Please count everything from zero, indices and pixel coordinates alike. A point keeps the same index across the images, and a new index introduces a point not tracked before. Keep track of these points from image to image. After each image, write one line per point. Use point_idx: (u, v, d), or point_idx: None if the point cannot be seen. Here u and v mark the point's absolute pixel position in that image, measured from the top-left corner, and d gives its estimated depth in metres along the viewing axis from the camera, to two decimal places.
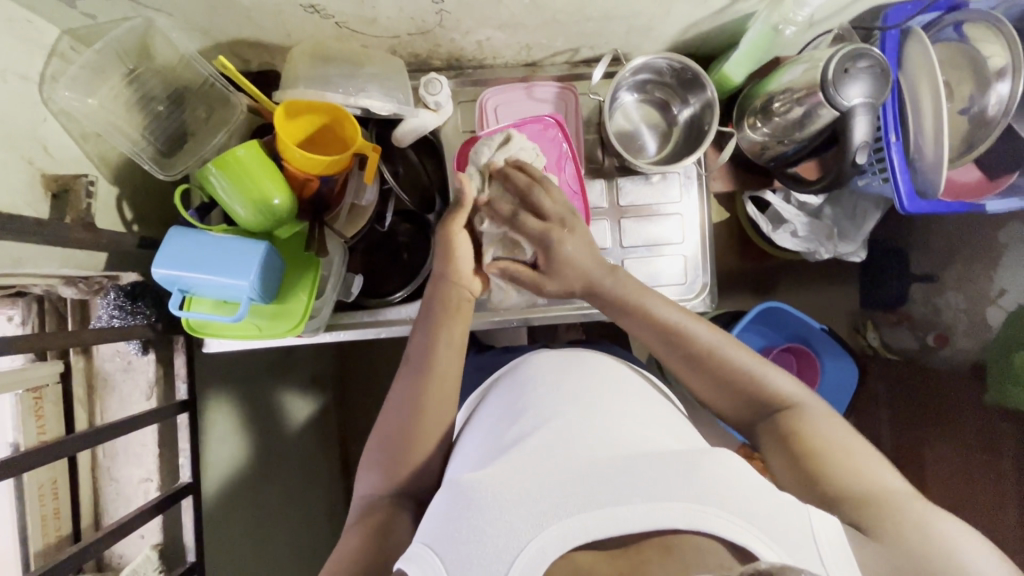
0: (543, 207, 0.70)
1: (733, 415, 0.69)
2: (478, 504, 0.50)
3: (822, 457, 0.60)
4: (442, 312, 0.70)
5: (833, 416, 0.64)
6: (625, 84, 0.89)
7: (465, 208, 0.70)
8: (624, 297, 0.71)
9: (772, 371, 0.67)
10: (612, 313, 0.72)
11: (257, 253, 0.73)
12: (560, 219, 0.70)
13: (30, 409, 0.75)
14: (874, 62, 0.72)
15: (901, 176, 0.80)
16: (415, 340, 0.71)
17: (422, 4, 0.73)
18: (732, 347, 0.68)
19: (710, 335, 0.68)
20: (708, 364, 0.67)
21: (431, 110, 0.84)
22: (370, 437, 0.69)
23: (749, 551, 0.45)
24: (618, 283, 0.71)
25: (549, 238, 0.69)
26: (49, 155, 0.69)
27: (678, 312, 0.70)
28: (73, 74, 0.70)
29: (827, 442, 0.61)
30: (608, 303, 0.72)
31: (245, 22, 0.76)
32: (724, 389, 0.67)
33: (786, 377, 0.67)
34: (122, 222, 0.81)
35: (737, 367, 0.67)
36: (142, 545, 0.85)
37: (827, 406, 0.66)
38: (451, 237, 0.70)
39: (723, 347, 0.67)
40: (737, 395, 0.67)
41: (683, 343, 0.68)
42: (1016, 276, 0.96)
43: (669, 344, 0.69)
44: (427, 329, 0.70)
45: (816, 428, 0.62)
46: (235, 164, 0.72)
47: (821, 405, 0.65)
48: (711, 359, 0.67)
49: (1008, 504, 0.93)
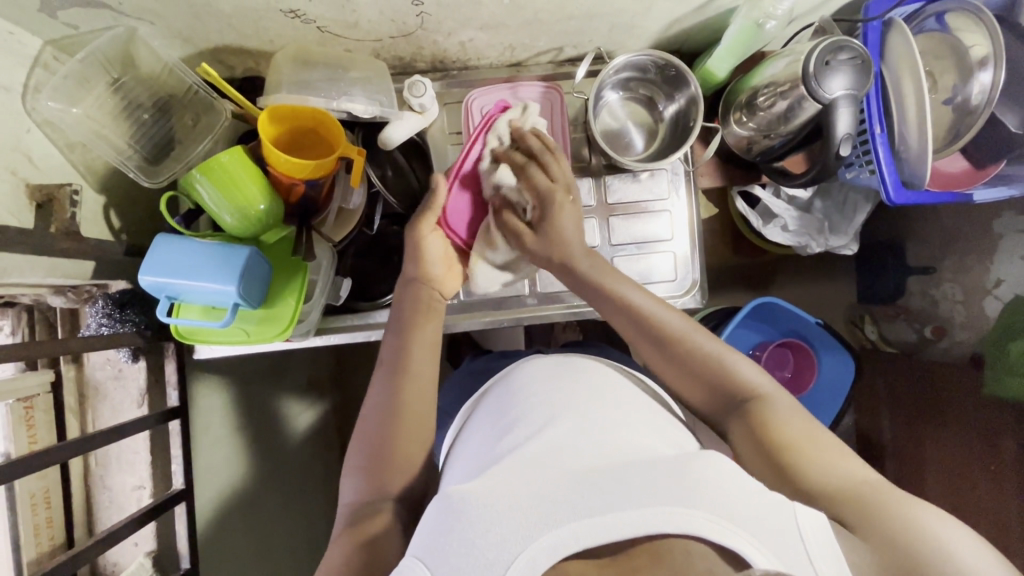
0: (551, 171, 0.74)
1: (701, 406, 0.68)
2: (466, 514, 0.49)
3: (801, 451, 0.59)
4: (413, 310, 0.74)
5: (800, 410, 0.63)
6: (609, 83, 0.89)
7: (431, 211, 0.77)
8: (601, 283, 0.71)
9: (740, 361, 0.66)
10: (585, 294, 0.73)
11: (239, 257, 0.73)
12: (567, 185, 0.73)
13: (21, 417, 0.75)
14: (855, 55, 0.72)
15: (887, 168, 0.81)
16: (387, 341, 0.73)
17: (403, 7, 0.74)
18: (701, 334, 0.68)
19: (679, 321, 0.69)
20: (677, 351, 0.67)
21: (416, 112, 0.84)
22: (352, 442, 0.69)
23: (740, 556, 0.45)
24: (590, 266, 0.72)
25: (549, 198, 0.72)
26: (33, 165, 0.70)
27: (648, 297, 0.71)
28: (56, 84, 0.70)
29: (795, 437, 0.60)
30: (581, 283, 0.72)
31: (226, 28, 0.76)
32: (692, 377, 0.67)
33: (754, 368, 0.66)
34: (109, 230, 0.82)
35: (706, 353, 0.67)
36: (135, 553, 0.86)
37: (794, 400, 0.65)
38: (420, 240, 0.76)
39: (692, 334, 0.68)
40: (704, 384, 0.66)
41: (653, 327, 0.68)
42: (1012, 265, 0.95)
43: (639, 328, 0.69)
44: (399, 330, 0.73)
45: (782, 420, 0.62)
46: (219, 170, 0.72)
47: (787, 397, 0.65)
48: (682, 344, 0.67)
49: (1005, 496, 0.92)
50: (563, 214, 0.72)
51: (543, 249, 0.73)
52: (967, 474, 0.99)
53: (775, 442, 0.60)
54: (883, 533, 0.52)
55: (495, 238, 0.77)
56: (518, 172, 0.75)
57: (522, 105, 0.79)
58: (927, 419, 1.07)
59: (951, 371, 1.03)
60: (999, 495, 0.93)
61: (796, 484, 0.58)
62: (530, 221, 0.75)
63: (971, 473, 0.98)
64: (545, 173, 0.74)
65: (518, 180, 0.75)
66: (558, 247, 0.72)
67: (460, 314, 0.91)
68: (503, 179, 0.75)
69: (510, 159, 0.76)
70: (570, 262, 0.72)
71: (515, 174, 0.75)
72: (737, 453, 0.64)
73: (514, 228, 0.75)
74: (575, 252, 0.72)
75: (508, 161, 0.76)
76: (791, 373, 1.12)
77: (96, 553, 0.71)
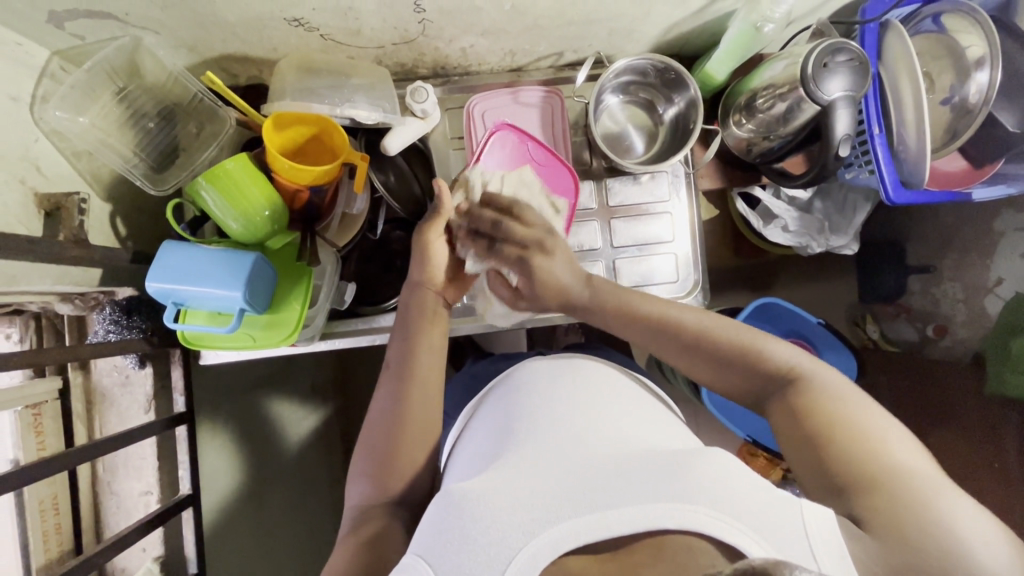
0: (522, 225, 0.75)
1: (743, 394, 0.68)
2: (469, 512, 0.49)
3: (837, 434, 0.59)
4: (420, 316, 0.74)
5: (841, 384, 0.63)
6: (610, 87, 0.90)
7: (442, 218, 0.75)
8: (598, 304, 0.73)
9: (767, 341, 0.67)
10: (594, 318, 0.75)
11: (245, 263, 0.73)
12: (538, 243, 0.74)
13: (29, 425, 0.76)
14: (852, 57, 0.73)
15: (886, 167, 0.82)
16: (393, 346, 0.73)
17: (405, 14, 0.74)
18: (723, 323, 0.69)
19: (694, 318, 0.70)
20: (704, 343, 0.68)
21: (419, 118, 0.85)
22: (358, 445, 0.69)
23: (738, 549, 0.45)
24: (590, 295, 0.74)
25: (525, 262, 0.74)
26: (42, 174, 0.71)
27: (657, 303, 0.72)
28: (63, 94, 0.71)
29: (840, 412, 0.60)
30: (587, 313, 0.75)
31: (231, 37, 0.77)
32: (723, 364, 0.68)
33: (787, 348, 0.67)
34: (116, 237, 0.83)
35: (734, 339, 0.68)
36: (143, 558, 0.86)
37: (834, 374, 0.65)
38: (428, 245, 0.75)
39: (714, 325, 0.69)
40: (738, 370, 0.67)
41: (670, 331, 0.70)
42: (1012, 263, 0.96)
43: (656, 335, 0.70)
44: (404, 335, 0.73)
45: (825, 397, 0.61)
46: (225, 178, 0.73)
47: (826, 368, 0.65)
48: (705, 334, 0.68)
49: (1009, 492, 0.92)
50: (545, 271, 0.74)
51: (541, 301, 0.76)
52: (970, 471, 0.99)
53: (813, 423, 0.60)
54: (892, 528, 0.52)
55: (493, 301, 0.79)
56: (485, 254, 0.76)
57: (462, 183, 0.81)
58: (929, 418, 1.07)
59: (953, 369, 1.03)
60: (1002, 493, 0.93)
61: (832, 471, 0.58)
62: (518, 286, 0.77)
63: (974, 470, 0.98)
64: (512, 241, 0.75)
65: (487, 258, 0.76)
66: (552, 292, 0.74)
67: (464, 317, 0.91)
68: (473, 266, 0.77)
69: (474, 240, 0.76)
70: (570, 299, 0.75)
71: (482, 257, 0.76)
72: (780, 436, 0.65)
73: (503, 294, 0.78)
74: (571, 290, 0.74)
75: (472, 241, 0.76)
76: None
77: (106, 558, 0.71)
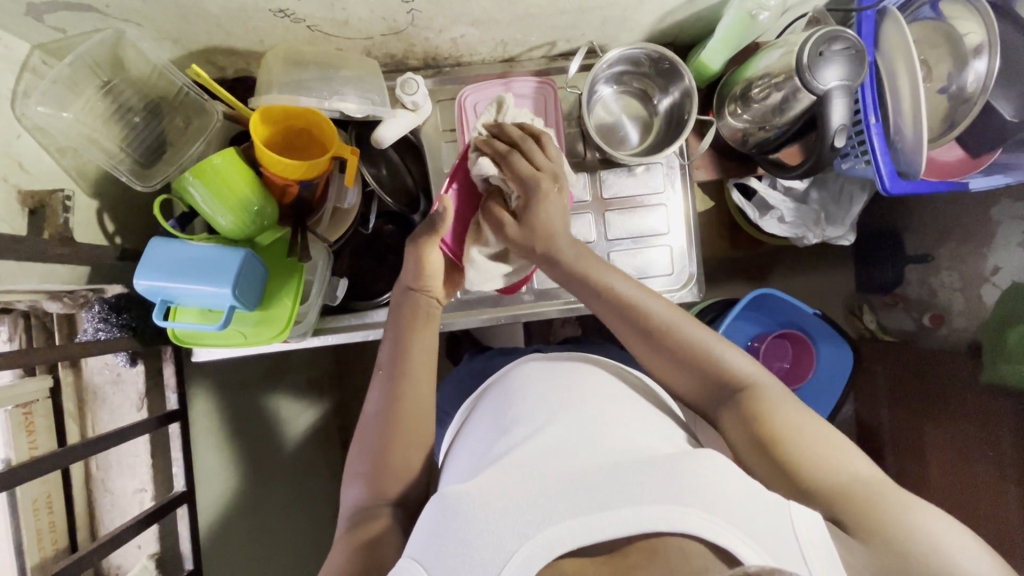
0: (535, 159, 0.71)
1: (693, 398, 0.67)
2: (463, 515, 0.49)
3: (808, 438, 0.59)
4: (410, 320, 0.73)
5: (794, 401, 0.63)
6: (603, 78, 0.89)
7: (438, 234, 0.70)
8: (580, 272, 0.70)
9: (730, 350, 0.66)
10: (571, 286, 0.72)
11: (231, 261, 0.72)
12: (553, 175, 0.70)
13: (20, 423, 0.75)
14: (850, 44, 0.72)
15: (882, 158, 0.80)
16: (384, 349, 0.72)
17: (392, 5, 0.73)
18: (689, 324, 0.67)
19: (665, 311, 0.68)
20: (666, 343, 0.67)
21: (409, 110, 0.84)
22: (352, 445, 0.68)
23: (732, 554, 0.45)
24: (574, 254, 0.71)
25: (534, 184, 0.69)
26: (24, 171, 0.70)
27: (634, 286, 0.70)
28: (45, 89, 0.69)
29: (795, 427, 0.60)
30: (563, 272, 0.71)
31: (215, 29, 0.76)
32: (681, 366, 0.66)
33: (744, 357, 0.66)
34: (103, 234, 0.82)
35: (698, 344, 0.66)
36: (138, 555, 0.87)
37: (788, 392, 0.64)
38: (423, 256, 0.72)
39: (681, 326, 0.67)
40: (696, 374, 0.66)
41: (641, 320, 0.68)
42: (1010, 252, 0.94)
43: (627, 320, 0.68)
44: (396, 338, 0.72)
45: (778, 410, 0.61)
46: (213, 173, 0.72)
47: (779, 387, 0.64)
48: (672, 338, 0.66)
49: (1004, 481, 0.92)
50: (549, 206, 0.70)
51: (527, 242, 0.71)
52: (963, 461, 0.99)
53: (770, 431, 0.60)
54: (884, 536, 0.52)
55: (483, 232, 0.74)
56: (499, 163, 0.71)
57: (497, 102, 0.77)
58: (925, 409, 1.07)
59: (949, 360, 1.03)
60: (998, 484, 0.93)
61: (809, 478, 0.57)
62: (516, 210, 0.71)
63: (970, 460, 0.98)
64: (529, 160, 0.71)
65: (502, 169, 0.71)
66: (543, 238, 0.70)
67: (458, 312, 0.91)
68: (486, 169, 0.71)
69: (490, 148, 0.72)
70: (556, 256, 0.71)
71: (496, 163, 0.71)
72: (730, 442, 0.64)
73: (494, 216, 0.72)
74: (558, 244, 0.70)
75: (490, 151, 0.72)
76: (790, 364, 1.11)
77: (100, 556, 0.71)
